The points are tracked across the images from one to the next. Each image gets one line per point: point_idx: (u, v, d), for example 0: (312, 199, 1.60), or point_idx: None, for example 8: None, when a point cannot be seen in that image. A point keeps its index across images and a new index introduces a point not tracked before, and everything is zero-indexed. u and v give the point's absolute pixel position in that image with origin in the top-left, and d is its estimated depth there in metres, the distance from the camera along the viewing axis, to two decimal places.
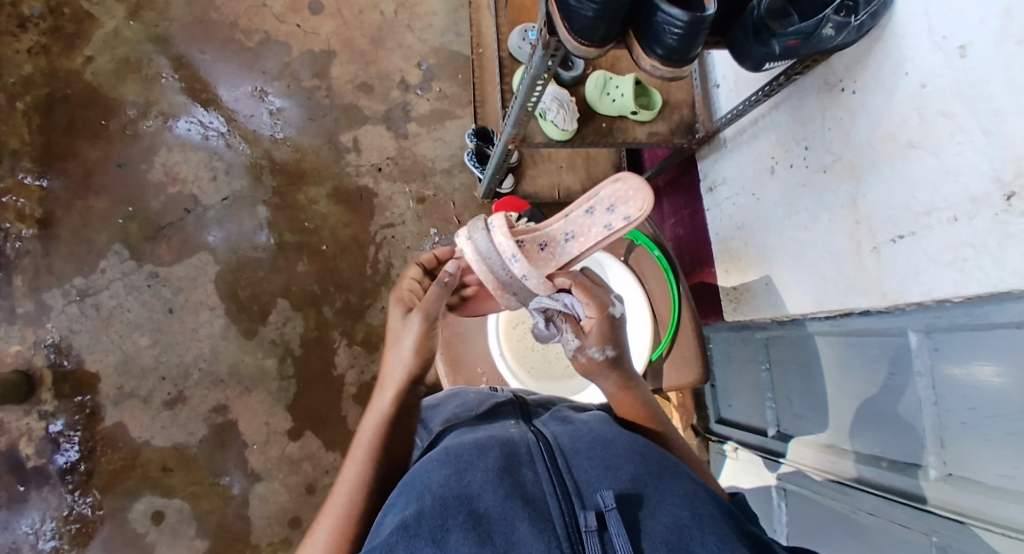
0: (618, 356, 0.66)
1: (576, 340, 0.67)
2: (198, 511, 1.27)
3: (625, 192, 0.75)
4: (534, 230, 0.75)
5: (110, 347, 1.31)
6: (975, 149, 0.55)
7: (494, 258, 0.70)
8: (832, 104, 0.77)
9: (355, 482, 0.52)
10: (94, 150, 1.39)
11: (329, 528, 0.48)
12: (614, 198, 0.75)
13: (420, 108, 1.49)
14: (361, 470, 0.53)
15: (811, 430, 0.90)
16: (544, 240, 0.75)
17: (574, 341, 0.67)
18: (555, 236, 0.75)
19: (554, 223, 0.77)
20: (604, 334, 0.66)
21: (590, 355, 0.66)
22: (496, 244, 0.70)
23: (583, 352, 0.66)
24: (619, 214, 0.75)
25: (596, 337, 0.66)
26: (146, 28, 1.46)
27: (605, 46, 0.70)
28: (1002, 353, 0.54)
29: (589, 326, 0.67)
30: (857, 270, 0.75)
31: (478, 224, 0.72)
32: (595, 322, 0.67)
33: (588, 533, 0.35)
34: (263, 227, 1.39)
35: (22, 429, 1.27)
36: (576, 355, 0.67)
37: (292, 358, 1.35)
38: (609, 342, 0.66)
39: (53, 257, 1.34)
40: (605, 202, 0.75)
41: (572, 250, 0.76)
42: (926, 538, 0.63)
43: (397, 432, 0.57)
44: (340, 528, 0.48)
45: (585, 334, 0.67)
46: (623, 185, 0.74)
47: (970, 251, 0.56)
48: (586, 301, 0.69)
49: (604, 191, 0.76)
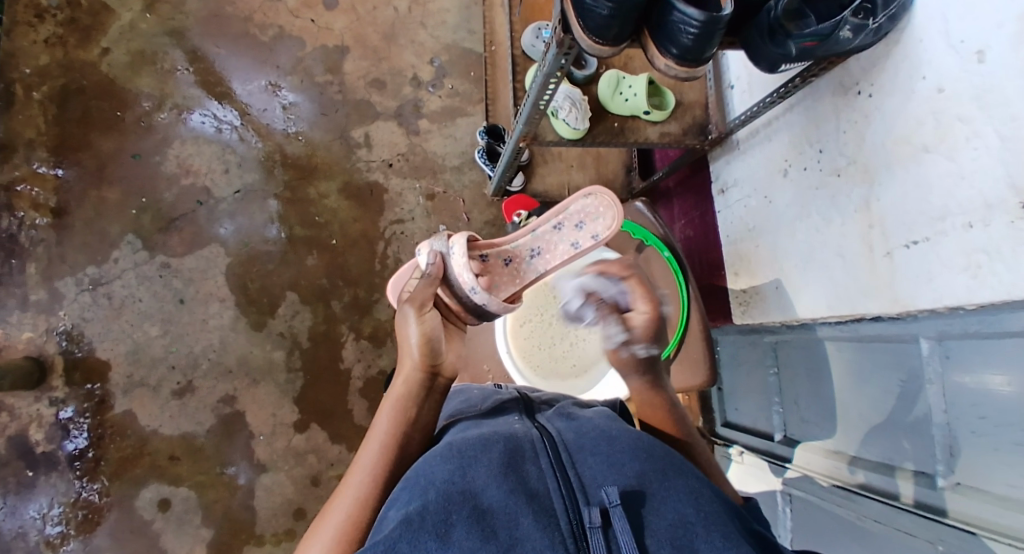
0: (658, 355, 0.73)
1: (625, 335, 0.73)
2: (204, 500, 1.28)
3: (595, 209, 0.85)
4: (501, 246, 0.83)
5: (121, 336, 1.33)
6: (991, 155, 0.54)
7: (456, 282, 0.75)
8: (847, 107, 0.77)
9: (372, 464, 0.53)
10: (109, 141, 1.41)
11: (344, 508, 0.49)
12: (583, 214, 0.85)
13: (432, 105, 1.50)
14: (376, 453, 0.54)
15: (819, 435, 0.90)
16: (509, 256, 0.83)
17: (622, 333, 0.73)
18: (521, 252, 0.84)
19: (522, 238, 0.85)
20: (649, 332, 0.74)
21: (632, 351, 0.73)
22: (458, 273, 0.74)
23: (627, 347, 0.73)
24: (587, 230, 0.85)
25: (643, 335, 0.73)
26: (162, 21, 1.47)
27: (618, 44, 0.70)
28: (1015, 363, 0.53)
29: (637, 321, 0.75)
30: (869, 274, 0.74)
31: (443, 240, 0.76)
32: (643, 319, 0.75)
33: (592, 530, 0.36)
34: (274, 220, 1.40)
35: (32, 415, 1.28)
36: (623, 347, 0.73)
37: (300, 351, 1.36)
38: (651, 342, 0.73)
39: (67, 246, 1.35)
40: (573, 219, 0.85)
41: (538, 265, 0.84)
42: (930, 546, 0.62)
43: (412, 429, 0.58)
44: (355, 509, 0.49)
45: (632, 329, 0.74)
46: (593, 202, 0.84)
47: (984, 257, 0.56)
48: (637, 296, 0.77)
49: (574, 207, 0.85)
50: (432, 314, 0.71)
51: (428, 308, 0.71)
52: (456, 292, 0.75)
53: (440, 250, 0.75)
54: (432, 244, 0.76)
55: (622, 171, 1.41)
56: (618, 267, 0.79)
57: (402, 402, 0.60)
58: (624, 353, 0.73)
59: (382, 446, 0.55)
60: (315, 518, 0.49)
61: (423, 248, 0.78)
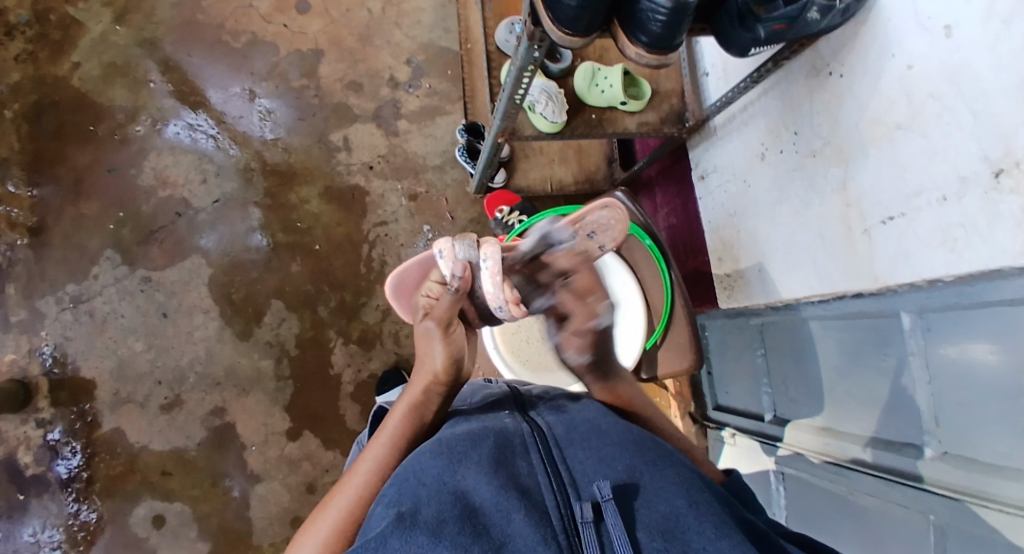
0: (597, 360, 0.69)
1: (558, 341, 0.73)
2: (198, 514, 1.27)
3: (609, 220, 0.74)
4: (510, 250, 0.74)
5: (106, 353, 1.31)
6: (963, 130, 0.55)
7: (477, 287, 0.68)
8: (820, 88, 0.77)
9: (375, 463, 0.52)
10: (84, 155, 1.38)
11: (346, 501, 0.49)
12: (597, 227, 0.74)
13: (410, 105, 1.49)
14: (384, 450, 0.53)
15: (808, 414, 0.91)
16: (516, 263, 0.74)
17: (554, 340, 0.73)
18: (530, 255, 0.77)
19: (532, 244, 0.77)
20: (584, 343, 0.70)
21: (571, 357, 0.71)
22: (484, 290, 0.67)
23: (563, 352, 0.73)
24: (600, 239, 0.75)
25: (576, 345, 0.70)
26: (133, 31, 1.45)
27: (589, 34, 0.69)
28: (998, 332, 0.53)
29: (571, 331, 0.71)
30: (849, 253, 0.75)
31: (471, 246, 0.68)
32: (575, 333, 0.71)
33: (584, 523, 0.35)
34: (256, 228, 1.39)
35: (20, 438, 1.26)
36: (560, 353, 0.73)
37: (289, 359, 1.34)
38: (589, 351, 0.70)
39: (46, 263, 1.33)
40: (590, 228, 0.74)
41: None
42: (923, 517, 0.63)
43: (421, 428, 0.56)
44: (354, 507, 0.49)
45: (566, 339, 0.71)
46: (608, 214, 0.74)
47: (961, 231, 0.56)
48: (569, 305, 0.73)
49: (590, 216, 0.74)
50: (458, 331, 0.66)
51: (455, 326, 0.65)
52: (479, 305, 0.70)
53: (468, 259, 0.67)
54: (454, 249, 0.68)
55: (603, 163, 1.42)
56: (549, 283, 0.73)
57: (416, 405, 0.58)
58: (562, 356, 0.73)
59: (390, 441, 0.54)
60: (314, 512, 0.50)
61: (444, 250, 0.68)
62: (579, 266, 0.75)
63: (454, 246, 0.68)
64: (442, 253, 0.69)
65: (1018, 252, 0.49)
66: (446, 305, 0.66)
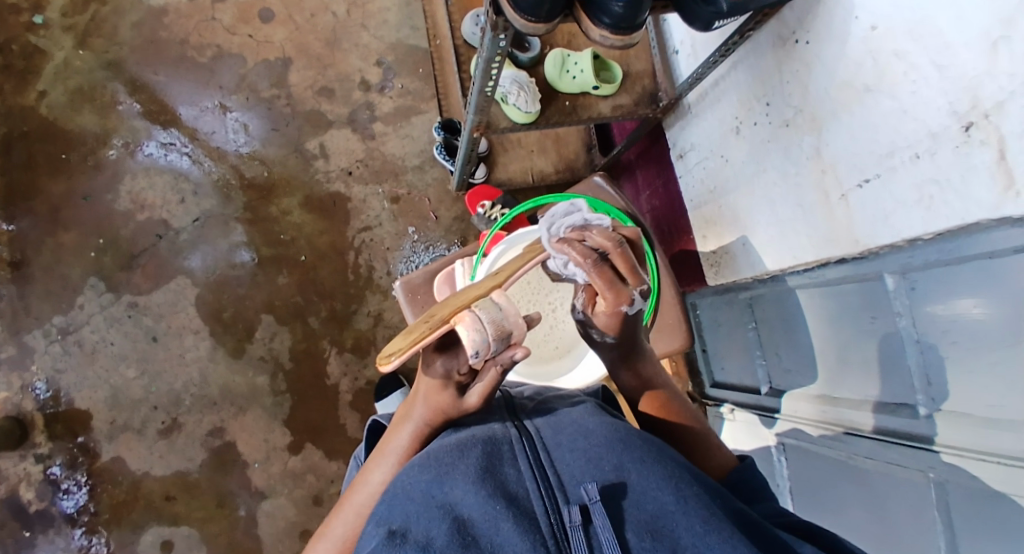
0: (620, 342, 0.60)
1: (583, 314, 0.60)
2: (207, 535, 1.26)
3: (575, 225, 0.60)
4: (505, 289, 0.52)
5: (98, 383, 1.30)
6: (930, 86, 0.55)
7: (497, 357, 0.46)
8: (788, 58, 0.78)
9: (379, 481, 0.49)
10: (58, 185, 1.36)
11: (348, 521, 0.49)
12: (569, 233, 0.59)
13: (384, 107, 1.48)
14: (391, 469, 0.49)
15: (803, 383, 0.91)
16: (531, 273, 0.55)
17: (579, 313, 0.60)
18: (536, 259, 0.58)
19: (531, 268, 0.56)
20: (609, 323, 0.58)
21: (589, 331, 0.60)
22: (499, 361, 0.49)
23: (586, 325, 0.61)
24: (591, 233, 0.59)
25: (601, 325, 0.58)
26: (96, 55, 1.42)
27: (552, 20, 0.69)
28: (976, 284, 0.53)
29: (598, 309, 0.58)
30: (829, 219, 0.76)
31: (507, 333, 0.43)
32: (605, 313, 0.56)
33: (573, 527, 0.34)
34: (241, 244, 1.37)
35: (20, 474, 1.25)
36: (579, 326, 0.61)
37: (283, 373, 1.34)
38: (613, 333, 0.59)
39: (30, 298, 1.31)
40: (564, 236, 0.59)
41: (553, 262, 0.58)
42: (922, 474, 0.63)
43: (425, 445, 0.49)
44: (355, 523, 0.48)
45: (593, 317, 0.58)
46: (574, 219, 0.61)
47: (935, 187, 0.57)
48: (598, 287, 0.55)
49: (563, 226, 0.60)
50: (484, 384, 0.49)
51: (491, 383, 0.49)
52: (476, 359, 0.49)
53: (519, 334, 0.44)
54: (491, 348, 0.43)
55: (582, 149, 1.43)
56: (576, 257, 0.54)
57: (420, 435, 0.49)
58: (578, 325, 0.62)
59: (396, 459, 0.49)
60: (327, 517, 0.51)
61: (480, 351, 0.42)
62: (614, 245, 0.55)
63: (491, 348, 0.43)
64: (476, 355, 0.42)
65: (995, 204, 0.49)
66: (483, 383, 0.46)
